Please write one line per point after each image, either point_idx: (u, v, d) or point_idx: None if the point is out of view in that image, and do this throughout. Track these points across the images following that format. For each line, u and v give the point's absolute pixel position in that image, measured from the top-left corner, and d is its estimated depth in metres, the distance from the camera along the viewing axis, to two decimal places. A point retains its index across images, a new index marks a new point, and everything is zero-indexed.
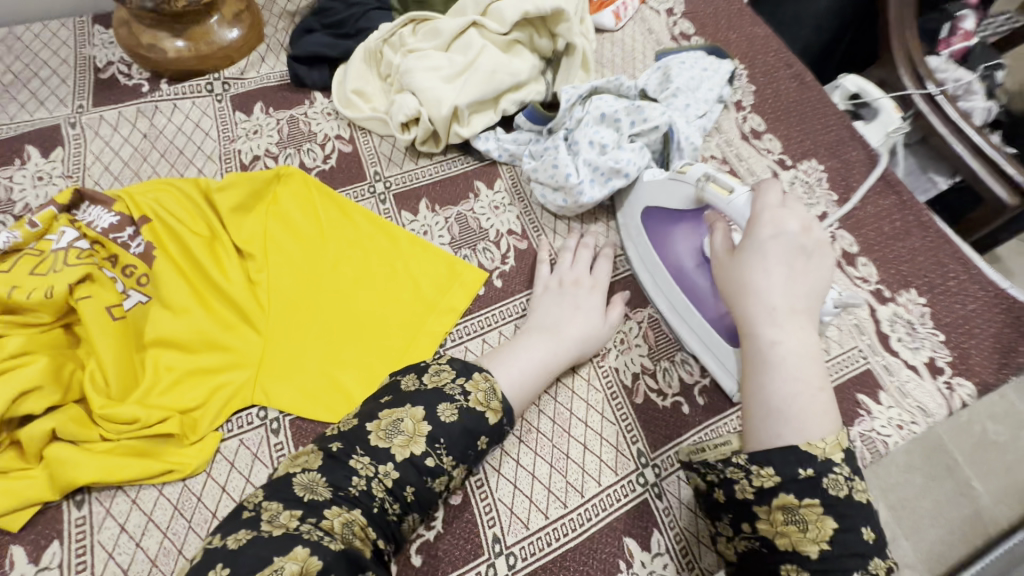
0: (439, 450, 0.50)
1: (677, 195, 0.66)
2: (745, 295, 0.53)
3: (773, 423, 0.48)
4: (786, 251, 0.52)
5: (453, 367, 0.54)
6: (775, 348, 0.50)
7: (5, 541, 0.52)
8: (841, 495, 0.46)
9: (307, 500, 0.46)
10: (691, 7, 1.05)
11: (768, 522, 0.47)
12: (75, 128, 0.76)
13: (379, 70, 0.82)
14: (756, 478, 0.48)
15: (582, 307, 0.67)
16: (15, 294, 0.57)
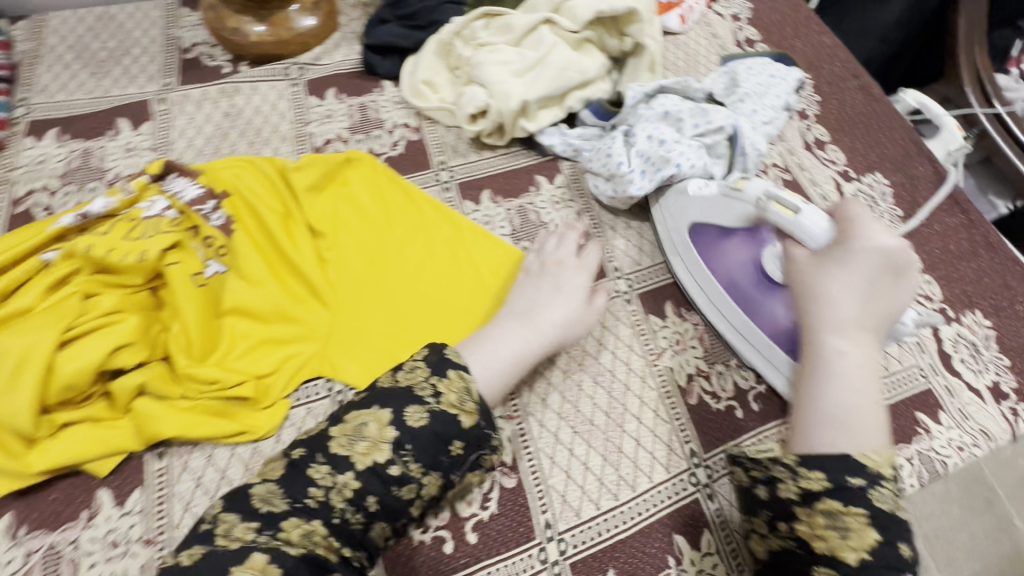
0: (404, 456, 0.49)
1: (732, 212, 0.64)
2: (821, 304, 0.55)
3: (829, 424, 0.50)
4: (873, 269, 0.54)
5: (428, 363, 0.53)
6: (838, 357, 0.53)
7: (93, 485, 0.56)
8: (886, 507, 0.46)
9: (264, 511, 0.47)
10: (757, 14, 1.05)
11: (808, 524, 0.47)
12: (162, 104, 0.80)
13: (448, 62, 0.84)
14: (803, 479, 0.48)
15: (563, 289, 0.65)
16: (111, 256, 0.61)
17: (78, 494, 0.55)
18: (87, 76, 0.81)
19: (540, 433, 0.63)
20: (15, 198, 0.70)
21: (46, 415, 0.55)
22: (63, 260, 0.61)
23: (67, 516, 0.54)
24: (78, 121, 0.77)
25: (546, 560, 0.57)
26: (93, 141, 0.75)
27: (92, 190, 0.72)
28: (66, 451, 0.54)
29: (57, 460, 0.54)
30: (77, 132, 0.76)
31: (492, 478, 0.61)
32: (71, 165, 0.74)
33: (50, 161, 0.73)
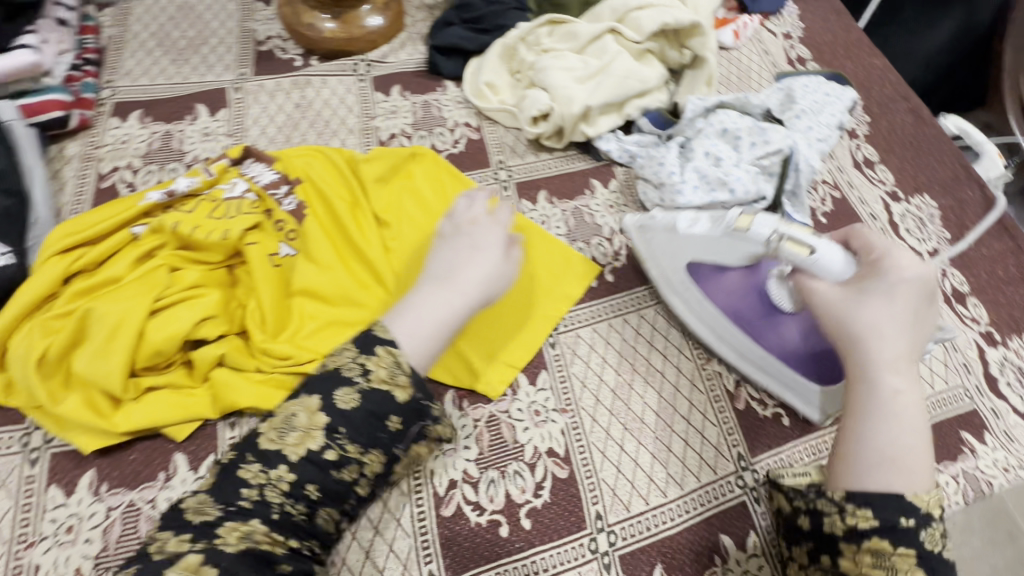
0: (339, 440, 0.48)
1: (737, 252, 0.59)
2: (873, 337, 0.49)
3: (885, 471, 0.46)
4: (918, 296, 0.50)
5: (355, 345, 0.51)
6: (894, 397, 0.48)
7: (170, 448, 0.59)
8: (934, 550, 0.45)
9: (198, 522, 0.46)
10: (808, 33, 1.06)
11: (852, 560, 0.46)
12: (238, 92, 0.84)
13: (510, 65, 0.87)
14: (850, 516, 0.46)
15: (481, 246, 0.60)
16: (197, 233, 0.64)
17: (156, 456, 0.58)
18: (169, 63, 0.85)
19: (592, 428, 0.65)
20: (101, 174, 0.74)
21: (133, 379, 0.58)
22: (149, 234, 0.64)
23: (145, 476, 0.57)
24: (159, 105, 0.81)
25: (597, 550, 0.59)
26: (173, 124, 0.79)
27: (172, 170, 0.76)
28: (150, 414, 0.57)
29: (141, 422, 0.57)
30: (159, 116, 0.80)
31: (545, 468, 0.63)
32: (152, 146, 0.77)
33: (133, 141, 0.77)
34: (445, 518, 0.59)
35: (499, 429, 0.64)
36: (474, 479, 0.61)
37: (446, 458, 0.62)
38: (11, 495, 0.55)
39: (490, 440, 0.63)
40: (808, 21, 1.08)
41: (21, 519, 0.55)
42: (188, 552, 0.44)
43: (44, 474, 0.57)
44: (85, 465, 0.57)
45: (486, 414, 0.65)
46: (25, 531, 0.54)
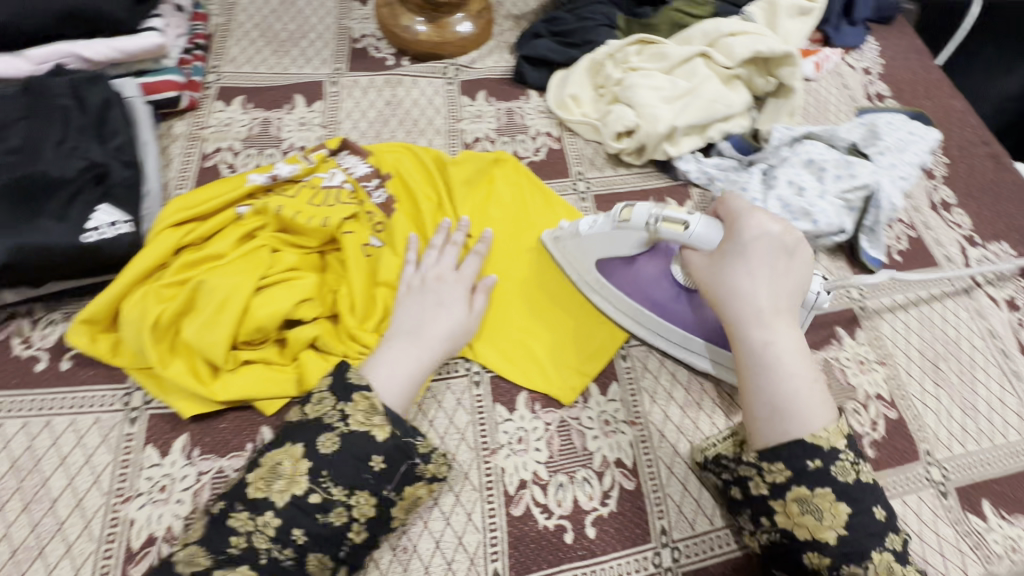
0: (323, 483, 0.51)
1: (630, 241, 0.64)
2: (734, 300, 0.55)
3: (778, 421, 0.51)
4: (766, 252, 0.56)
5: (334, 392, 0.55)
6: (767, 350, 0.53)
7: (258, 421, 0.61)
8: (849, 479, 0.50)
9: (189, 572, 0.48)
10: (888, 70, 1.06)
11: (783, 514, 0.52)
12: (334, 86, 0.87)
13: (595, 80, 0.88)
14: (768, 474, 0.52)
15: (445, 302, 0.64)
16: (299, 218, 0.67)
17: (245, 427, 0.61)
18: (270, 53, 0.89)
19: (660, 443, 0.66)
20: (205, 153, 0.78)
21: (233, 351, 0.61)
22: (252, 215, 0.68)
23: (234, 445, 0.60)
24: (261, 93, 0.85)
25: (660, 565, 0.60)
26: (272, 112, 0.83)
27: (269, 155, 0.79)
28: (245, 386, 0.60)
29: (238, 393, 0.59)
30: (260, 103, 0.84)
31: (612, 478, 0.64)
32: (253, 131, 0.81)
33: (235, 125, 0.81)
34: (514, 517, 0.60)
35: (570, 435, 0.65)
36: (544, 481, 0.62)
37: (517, 457, 0.63)
38: (111, 449, 0.58)
39: (560, 445, 0.65)
40: (889, 57, 1.07)
41: (119, 473, 0.57)
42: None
43: (142, 433, 0.59)
44: (179, 429, 0.60)
45: (557, 418, 0.66)
46: (121, 486, 0.57)
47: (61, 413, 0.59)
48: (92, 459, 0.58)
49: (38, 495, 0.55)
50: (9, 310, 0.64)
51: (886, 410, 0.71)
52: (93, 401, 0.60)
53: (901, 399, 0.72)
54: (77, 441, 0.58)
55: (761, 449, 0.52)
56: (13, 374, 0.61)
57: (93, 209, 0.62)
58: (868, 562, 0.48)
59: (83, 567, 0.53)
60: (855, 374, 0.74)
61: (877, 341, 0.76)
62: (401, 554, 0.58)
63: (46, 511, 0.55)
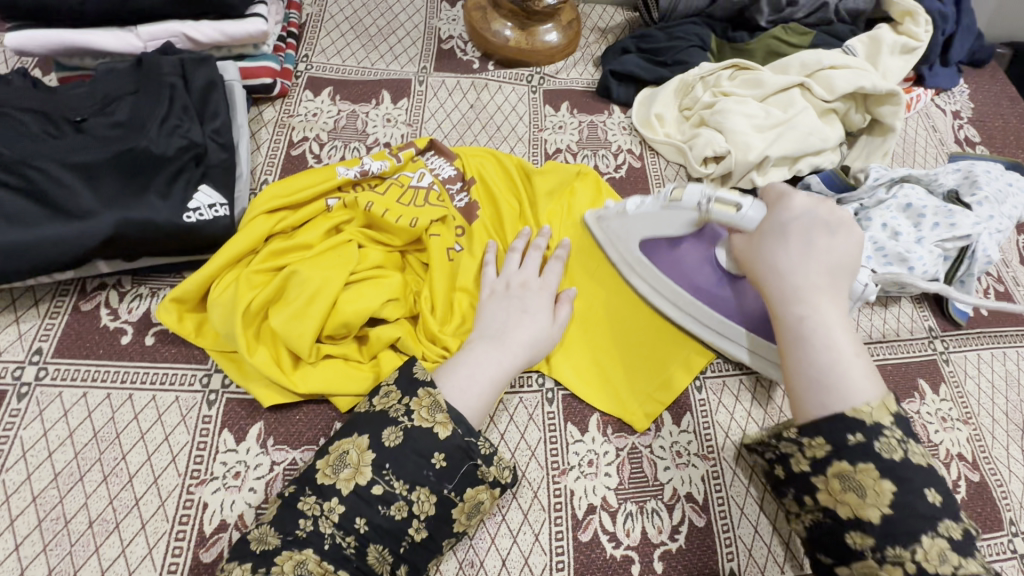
0: (386, 476, 0.50)
1: (676, 222, 0.66)
2: (770, 274, 0.55)
3: (815, 392, 0.48)
4: (805, 230, 0.55)
5: (400, 386, 0.54)
6: (803, 322, 0.50)
7: (332, 416, 0.60)
8: (896, 457, 0.44)
9: (259, 551, 0.47)
10: (979, 114, 1.01)
11: (825, 490, 0.47)
12: (421, 85, 0.87)
13: (682, 101, 0.87)
14: (808, 449, 0.48)
15: (529, 311, 0.63)
16: (387, 215, 0.67)
17: (320, 421, 0.60)
18: (359, 47, 0.90)
19: (733, 480, 0.63)
20: (292, 141, 0.79)
21: (316, 344, 0.61)
22: (341, 208, 0.68)
23: (308, 438, 0.59)
24: (349, 86, 0.85)
25: None
26: (359, 106, 0.84)
27: (354, 149, 0.80)
28: (325, 381, 0.59)
29: (317, 386, 0.59)
30: (347, 96, 0.84)
31: (683, 512, 0.61)
32: (339, 123, 0.82)
33: (323, 116, 0.82)
34: (581, 542, 0.59)
35: (641, 463, 0.63)
36: (613, 509, 0.61)
37: (587, 481, 0.62)
38: (189, 430, 0.58)
39: (631, 472, 0.63)
40: (980, 101, 1.03)
41: (195, 455, 0.57)
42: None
43: (219, 417, 0.59)
44: (255, 415, 0.60)
45: (628, 444, 0.64)
46: (197, 468, 0.56)
47: (143, 388, 0.60)
48: (171, 437, 0.58)
49: (117, 469, 0.56)
50: (100, 280, 0.65)
51: (968, 471, 0.68)
52: (174, 378, 0.61)
53: (984, 462, 0.69)
54: (157, 417, 0.59)
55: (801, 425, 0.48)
56: (100, 344, 0.61)
57: (195, 190, 0.64)
58: (918, 546, 0.42)
59: (155, 546, 0.53)
60: (937, 430, 0.70)
61: (961, 399, 0.73)
62: (468, 568, 0.57)
63: (124, 486, 0.55)
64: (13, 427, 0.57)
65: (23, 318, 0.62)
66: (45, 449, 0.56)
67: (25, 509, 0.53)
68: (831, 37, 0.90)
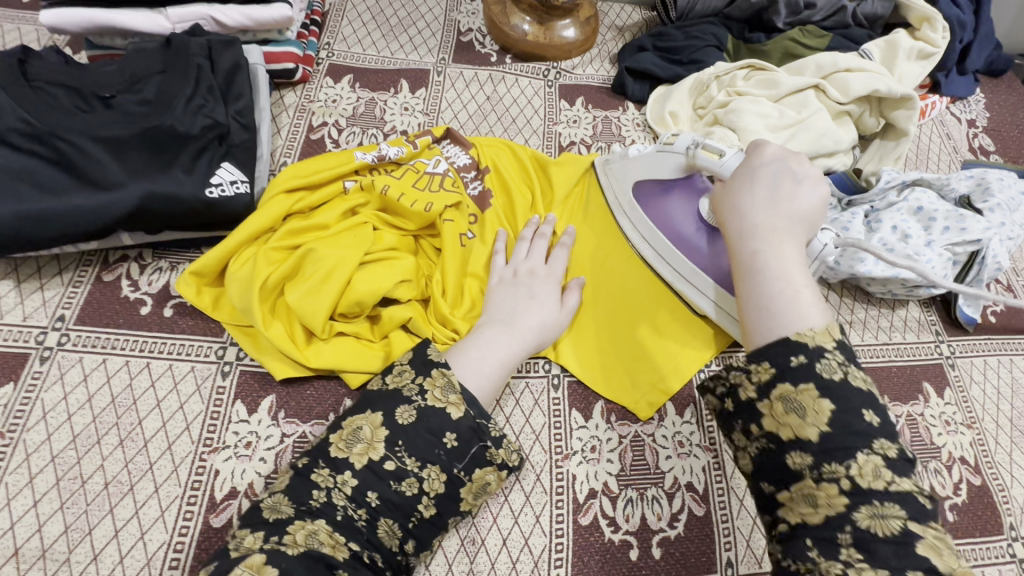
0: (399, 453, 0.51)
1: (667, 166, 0.69)
2: (732, 215, 0.55)
3: (764, 319, 0.48)
4: (773, 175, 0.55)
5: (414, 366, 0.55)
6: (756, 256, 0.51)
7: (342, 393, 0.62)
8: (836, 378, 0.43)
9: (272, 519, 0.47)
10: (995, 124, 1.01)
11: (769, 415, 0.44)
12: (439, 76, 0.89)
13: (696, 99, 0.87)
14: (755, 374, 0.46)
15: (537, 297, 0.64)
16: (403, 200, 0.68)
17: (329, 397, 0.61)
18: (379, 37, 0.92)
19: (734, 473, 0.63)
20: (312, 126, 0.81)
21: (330, 321, 0.62)
22: (358, 190, 0.69)
23: (318, 413, 0.60)
24: (369, 75, 0.87)
25: None
26: (377, 93, 0.85)
27: (372, 135, 0.81)
28: (336, 358, 0.61)
29: (330, 362, 0.60)
30: (366, 84, 0.86)
31: (682, 501, 0.62)
32: (358, 110, 0.83)
33: (342, 102, 0.83)
34: (581, 526, 0.60)
35: (643, 451, 0.64)
36: (614, 494, 0.62)
37: (589, 466, 0.63)
38: (203, 399, 0.60)
39: (633, 460, 0.64)
40: (996, 111, 1.02)
41: (209, 424, 0.58)
42: (257, 549, 0.44)
43: (233, 388, 0.61)
44: (268, 389, 0.61)
45: (631, 433, 0.65)
46: (210, 436, 0.58)
47: (160, 357, 0.61)
48: (185, 406, 0.59)
49: (133, 434, 0.57)
50: (122, 252, 0.67)
51: (970, 475, 0.68)
52: (190, 349, 0.62)
53: (986, 466, 0.69)
54: (173, 386, 0.60)
55: (751, 350, 0.48)
56: (120, 314, 0.63)
57: (218, 167, 0.65)
58: (852, 461, 0.40)
59: (167, 510, 0.54)
60: (940, 433, 0.70)
61: (966, 403, 0.73)
62: (469, 545, 0.58)
63: (139, 450, 0.57)
64: (34, 389, 0.58)
65: (47, 286, 0.64)
66: (65, 412, 0.57)
67: (44, 468, 0.54)
68: (847, 40, 0.90)
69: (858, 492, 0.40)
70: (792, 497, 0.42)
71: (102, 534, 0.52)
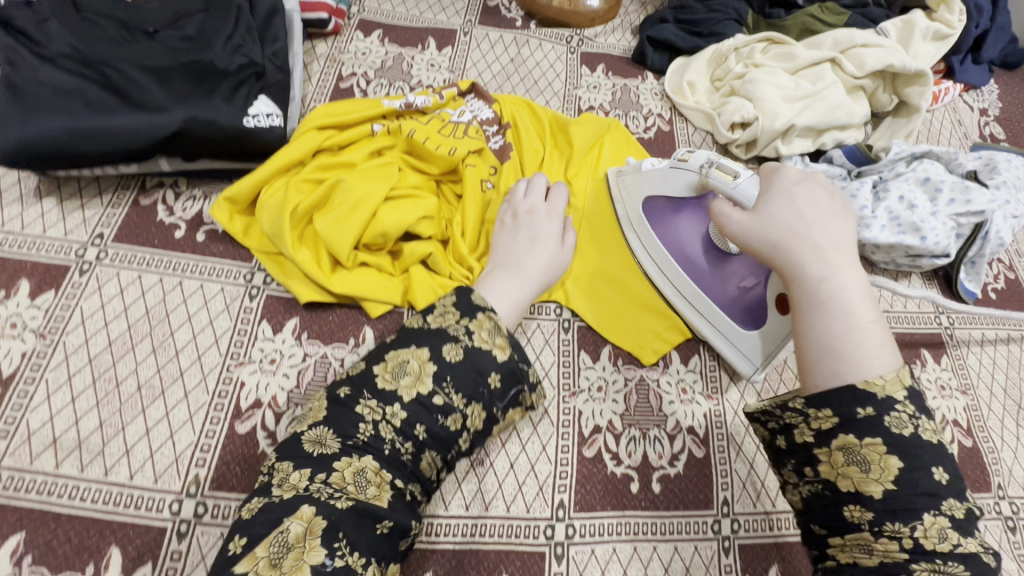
0: (446, 387, 0.52)
1: (679, 183, 0.67)
2: (790, 236, 0.52)
3: (828, 359, 0.47)
4: (816, 196, 0.54)
5: (458, 308, 0.56)
6: (822, 287, 0.49)
7: (362, 320, 0.65)
8: (906, 433, 0.43)
9: (317, 454, 0.49)
10: (1006, 114, 1.02)
11: (828, 463, 0.45)
12: (466, 36, 0.92)
13: (714, 71, 0.90)
14: (814, 421, 0.46)
15: (539, 238, 0.66)
16: (428, 143, 0.71)
17: (350, 323, 0.64)
18: None
19: (736, 420, 0.66)
20: (341, 76, 0.84)
21: (354, 251, 0.65)
22: (385, 134, 0.72)
23: (339, 336, 0.63)
24: (397, 31, 0.90)
25: (719, 532, 0.60)
26: (405, 49, 0.88)
27: (398, 88, 0.84)
28: (358, 284, 0.64)
29: (351, 288, 0.63)
30: (395, 40, 0.89)
31: (683, 442, 0.64)
32: (386, 63, 0.86)
33: (371, 55, 0.86)
34: (585, 457, 0.63)
35: (648, 394, 0.67)
36: (617, 431, 0.64)
37: (595, 404, 0.66)
38: (231, 317, 0.63)
39: (637, 401, 0.66)
40: (1008, 102, 1.04)
41: (236, 339, 0.62)
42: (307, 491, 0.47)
43: (259, 309, 0.64)
44: (292, 312, 0.64)
45: (637, 376, 0.68)
46: (237, 351, 0.61)
47: (191, 277, 0.64)
48: (214, 322, 0.62)
49: (165, 343, 0.60)
50: (158, 180, 0.70)
51: (961, 436, 0.70)
52: (219, 272, 0.65)
53: (978, 430, 0.71)
54: (203, 304, 0.63)
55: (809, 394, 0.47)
56: (155, 235, 0.66)
57: (255, 99, 0.68)
58: (917, 522, 0.41)
59: (196, 414, 0.57)
60: (935, 397, 0.73)
61: (961, 370, 0.75)
62: (479, 466, 0.61)
63: (170, 358, 0.60)
64: (74, 297, 0.61)
65: (87, 206, 0.67)
66: (102, 319, 0.60)
67: (82, 368, 0.58)
68: (864, 19, 0.92)
69: (917, 548, 0.41)
70: (844, 541, 0.44)
71: (134, 431, 0.55)
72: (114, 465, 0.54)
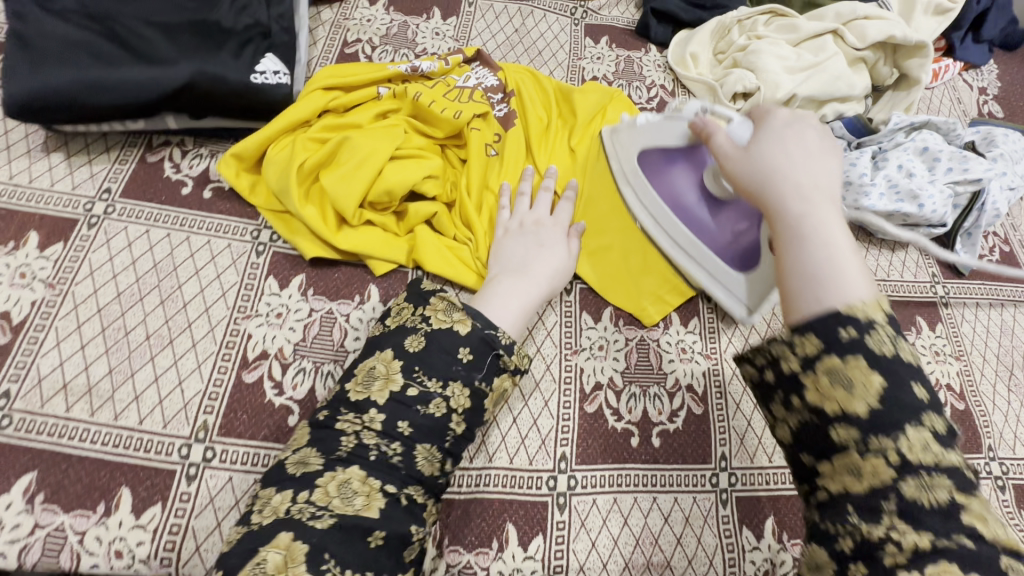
0: (417, 377, 0.52)
1: (673, 134, 0.67)
2: (772, 175, 0.48)
3: (810, 289, 0.41)
4: (803, 137, 0.51)
5: (411, 301, 0.57)
6: (803, 219, 0.44)
7: (367, 278, 0.65)
8: (887, 351, 0.38)
9: (300, 473, 0.48)
10: (1005, 93, 1.03)
11: (813, 388, 0.40)
12: (471, 6, 0.92)
13: (717, 44, 0.90)
14: (799, 346, 0.40)
15: (545, 245, 0.66)
16: (433, 106, 0.71)
17: (355, 281, 0.65)
18: None
19: (734, 380, 0.67)
20: (346, 42, 0.84)
21: (359, 210, 0.66)
22: (390, 97, 0.73)
23: (344, 292, 0.64)
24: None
25: (717, 485, 0.61)
26: (411, 18, 0.88)
27: (403, 55, 0.85)
28: (363, 242, 0.65)
29: (357, 245, 0.64)
30: (400, 8, 0.89)
31: (682, 400, 0.65)
32: (391, 30, 0.86)
33: (376, 22, 0.87)
34: (587, 413, 0.64)
35: (647, 353, 0.68)
36: (618, 389, 0.65)
37: (596, 361, 0.67)
38: (238, 272, 0.63)
39: (637, 359, 0.67)
40: (1008, 81, 1.05)
41: (243, 293, 0.62)
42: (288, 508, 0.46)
43: (266, 265, 0.64)
44: (298, 269, 0.65)
45: (637, 336, 0.69)
46: (244, 304, 0.62)
47: (199, 233, 0.65)
48: (221, 276, 0.63)
49: (173, 296, 0.61)
50: (165, 138, 0.70)
51: (954, 400, 0.72)
52: (225, 228, 0.66)
53: (970, 394, 0.73)
54: (211, 258, 0.64)
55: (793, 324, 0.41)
56: (162, 191, 0.67)
57: (262, 56, 0.68)
58: (902, 437, 0.36)
59: (203, 363, 0.58)
60: (929, 362, 0.74)
61: (955, 337, 0.76)
62: None
63: (179, 310, 0.60)
64: (82, 250, 0.62)
65: (95, 161, 0.67)
66: (110, 272, 0.61)
67: (91, 318, 0.58)
68: None
69: (904, 465, 0.36)
70: (833, 468, 0.39)
71: (143, 378, 0.56)
72: (123, 411, 0.55)
